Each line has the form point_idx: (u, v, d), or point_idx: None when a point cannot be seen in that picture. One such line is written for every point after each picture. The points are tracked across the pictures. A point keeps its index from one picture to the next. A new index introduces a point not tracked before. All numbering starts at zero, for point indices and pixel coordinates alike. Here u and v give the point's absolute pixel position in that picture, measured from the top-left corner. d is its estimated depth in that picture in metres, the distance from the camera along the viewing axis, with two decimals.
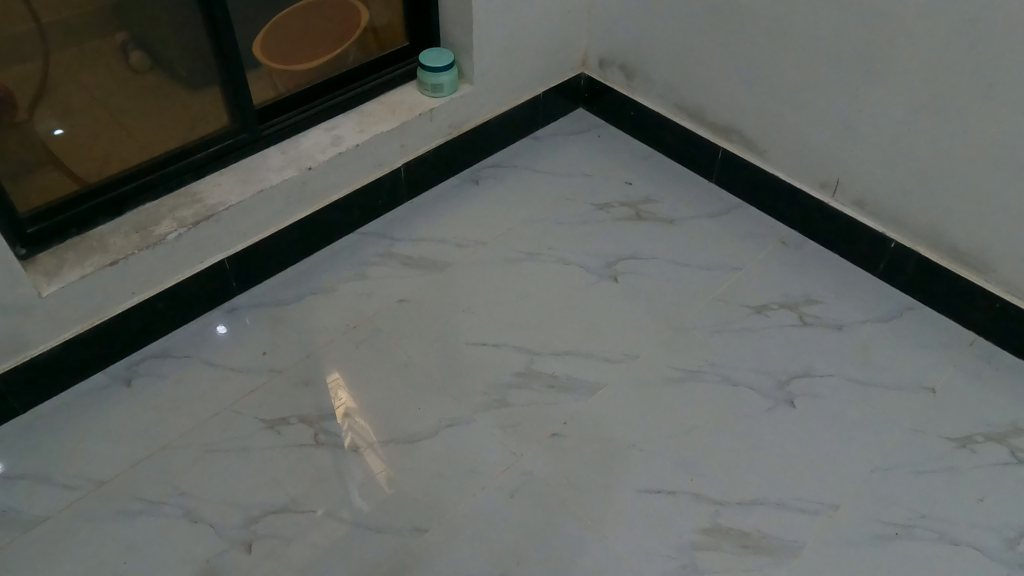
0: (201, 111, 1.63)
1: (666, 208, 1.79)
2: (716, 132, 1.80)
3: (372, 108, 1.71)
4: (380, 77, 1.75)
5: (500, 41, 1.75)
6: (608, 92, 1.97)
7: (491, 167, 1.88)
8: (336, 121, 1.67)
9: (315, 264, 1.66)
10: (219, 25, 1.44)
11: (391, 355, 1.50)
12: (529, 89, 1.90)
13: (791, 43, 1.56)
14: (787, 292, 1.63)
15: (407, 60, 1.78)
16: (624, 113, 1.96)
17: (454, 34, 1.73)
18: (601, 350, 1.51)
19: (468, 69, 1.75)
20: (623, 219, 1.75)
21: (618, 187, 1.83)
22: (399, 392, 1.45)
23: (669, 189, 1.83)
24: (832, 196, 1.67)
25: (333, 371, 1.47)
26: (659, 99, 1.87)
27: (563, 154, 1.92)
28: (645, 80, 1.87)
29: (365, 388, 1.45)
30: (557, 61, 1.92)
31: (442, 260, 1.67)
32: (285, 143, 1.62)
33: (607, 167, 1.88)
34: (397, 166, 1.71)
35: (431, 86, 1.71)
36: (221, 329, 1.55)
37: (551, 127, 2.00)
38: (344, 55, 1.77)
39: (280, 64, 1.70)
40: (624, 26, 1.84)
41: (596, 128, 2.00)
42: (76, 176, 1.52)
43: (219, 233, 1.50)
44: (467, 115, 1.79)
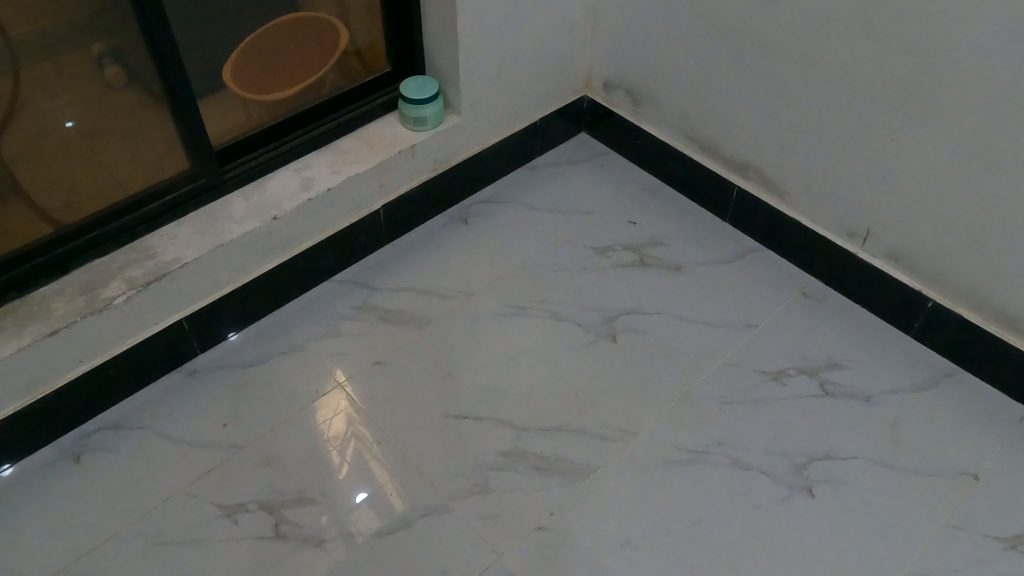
0: (170, 143, 1.41)
1: (673, 252, 1.61)
2: (732, 167, 1.62)
3: (349, 144, 1.54)
4: (360, 106, 1.57)
5: (492, 68, 1.58)
6: (613, 117, 1.78)
7: (482, 202, 1.71)
8: (308, 160, 1.51)
9: (285, 318, 1.51)
10: (165, 61, 1.26)
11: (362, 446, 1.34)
12: (525, 116, 1.72)
13: (820, 75, 1.37)
14: (807, 354, 1.45)
15: (389, 87, 1.60)
16: (631, 141, 1.77)
17: (440, 60, 1.56)
18: (597, 425, 1.35)
19: (456, 99, 1.57)
20: (626, 266, 1.59)
21: (622, 227, 1.66)
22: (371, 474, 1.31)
23: (679, 229, 1.66)
24: (861, 245, 1.48)
25: (332, 393, 1.41)
26: (670, 128, 1.69)
27: (561, 188, 1.74)
28: (654, 108, 1.69)
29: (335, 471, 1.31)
30: (556, 85, 1.73)
31: (424, 314, 1.52)
32: (250, 187, 1.46)
33: (610, 204, 1.71)
34: (376, 208, 1.55)
35: (413, 119, 1.54)
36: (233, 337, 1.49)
37: (550, 155, 1.82)
38: (323, 80, 1.59)
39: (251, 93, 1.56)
40: (631, 47, 1.65)
41: (599, 155, 1.82)
42: (41, 212, 1.37)
43: (174, 293, 1.36)
44: (455, 149, 1.62)
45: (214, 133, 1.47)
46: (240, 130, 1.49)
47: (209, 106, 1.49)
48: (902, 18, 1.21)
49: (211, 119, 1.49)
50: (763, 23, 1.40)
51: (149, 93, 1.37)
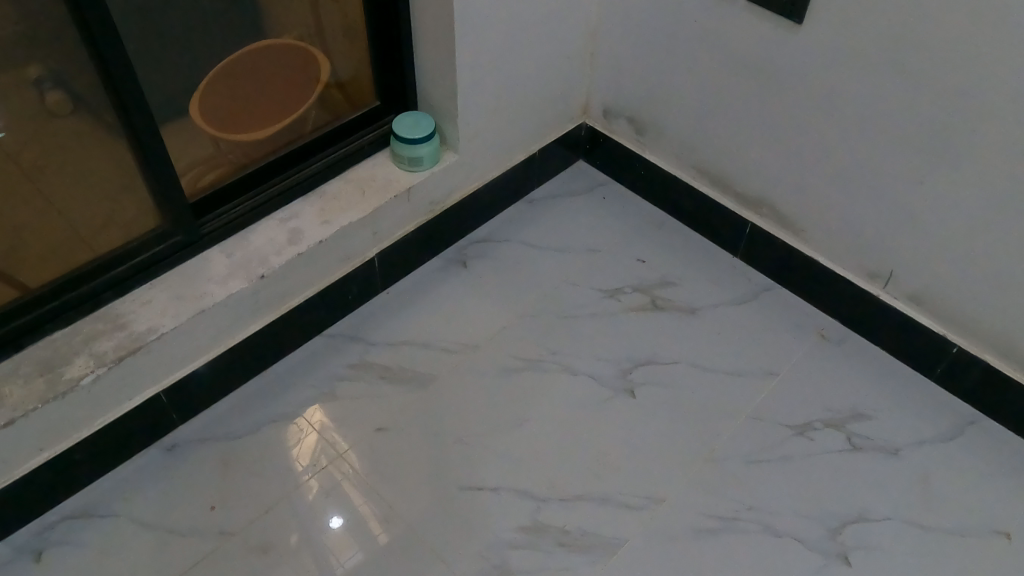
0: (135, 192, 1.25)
1: (686, 294, 1.53)
2: (744, 203, 1.54)
3: (338, 188, 1.41)
4: (346, 144, 1.44)
5: (489, 101, 1.46)
6: (614, 146, 1.68)
7: (480, 242, 1.60)
8: (294, 207, 1.38)
9: (273, 381, 1.38)
10: (131, 110, 1.11)
11: (349, 506, 1.24)
12: (522, 148, 1.61)
13: (845, 114, 1.29)
14: (830, 404, 1.39)
15: (377, 122, 1.48)
16: (633, 171, 1.68)
17: (434, 93, 1.44)
18: (620, 493, 1.27)
19: (453, 134, 1.45)
20: (637, 310, 1.50)
21: (629, 266, 1.57)
22: (354, 525, 1.22)
23: (689, 267, 1.58)
24: (882, 287, 1.42)
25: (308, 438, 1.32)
26: (676, 160, 1.59)
27: (562, 223, 1.64)
28: (659, 138, 1.59)
29: (323, 531, 1.21)
30: (554, 113, 1.62)
31: (426, 372, 1.40)
32: (231, 241, 1.33)
33: (614, 240, 1.62)
34: (369, 257, 1.43)
35: (408, 159, 1.41)
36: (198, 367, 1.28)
37: (547, 186, 1.71)
38: (302, 118, 1.48)
39: (222, 129, 1.41)
40: (634, 75, 1.55)
41: (599, 185, 1.72)
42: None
43: (150, 366, 1.22)
44: (451, 188, 1.50)
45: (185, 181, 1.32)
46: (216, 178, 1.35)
47: (177, 149, 1.33)
48: (937, 61, 1.13)
49: (181, 163, 1.33)
50: (783, 58, 1.31)
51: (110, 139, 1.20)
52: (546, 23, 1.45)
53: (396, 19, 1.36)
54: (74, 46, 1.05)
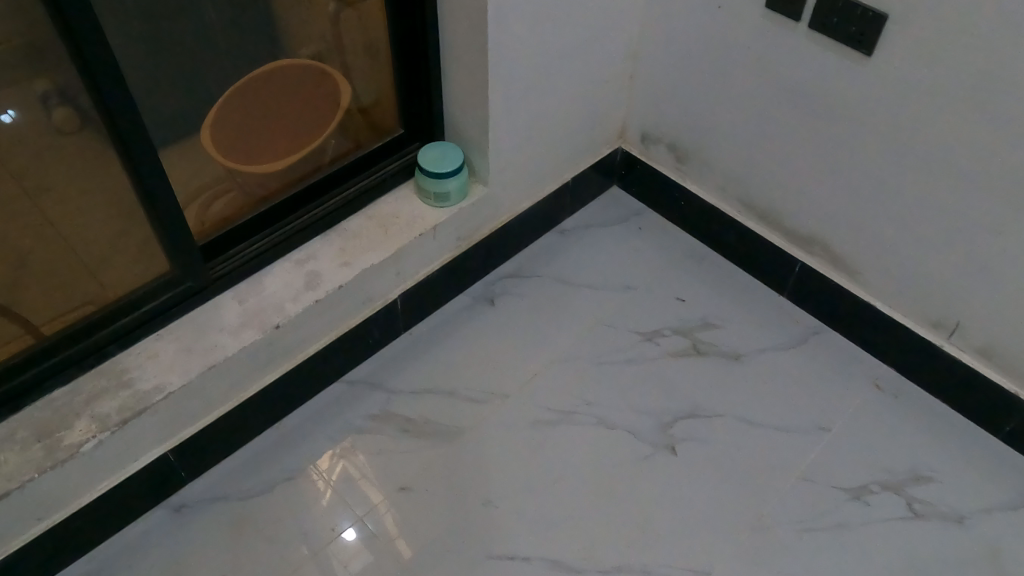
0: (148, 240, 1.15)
1: (729, 338, 1.43)
2: (793, 240, 1.43)
3: (360, 226, 1.31)
4: (367, 177, 1.34)
5: (521, 130, 1.35)
6: (652, 173, 1.58)
7: (509, 277, 1.50)
8: (312, 246, 1.28)
9: (289, 433, 1.29)
10: (134, 154, 1.01)
11: None
12: (555, 177, 1.50)
13: (913, 154, 1.17)
14: (889, 464, 1.28)
15: (399, 152, 1.38)
16: (672, 200, 1.57)
17: (463, 122, 1.33)
18: (662, 564, 1.17)
19: (484, 167, 1.35)
20: (677, 355, 1.40)
21: (668, 305, 1.47)
22: None
23: (732, 308, 1.48)
24: (947, 337, 1.31)
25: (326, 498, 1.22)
26: (718, 192, 1.49)
27: (596, 257, 1.54)
28: (702, 167, 1.49)
29: None
30: (589, 140, 1.52)
31: (452, 424, 1.30)
32: (245, 285, 1.23)
33: (652, 277, 1.52)
34: (392, 298, 1.33)
35: (434, 194, 1.31)
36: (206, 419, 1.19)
37: (579, 215, 1.61)
38: (322, 147, 1.39)
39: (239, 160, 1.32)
40: (676, 100, 1.44)
41: (634, 213, 1.62)
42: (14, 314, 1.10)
43: (156, 425, 1.12)
44: (480, 222, 1.40)
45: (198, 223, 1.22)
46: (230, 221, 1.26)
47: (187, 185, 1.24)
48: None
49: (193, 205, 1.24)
50: (845, 93, 1.19)
51: (112, 182, 1.09)
52: (584, 47, 1.35)
53: (423, 44, 1.26)
54: (71, 83, 0.95)
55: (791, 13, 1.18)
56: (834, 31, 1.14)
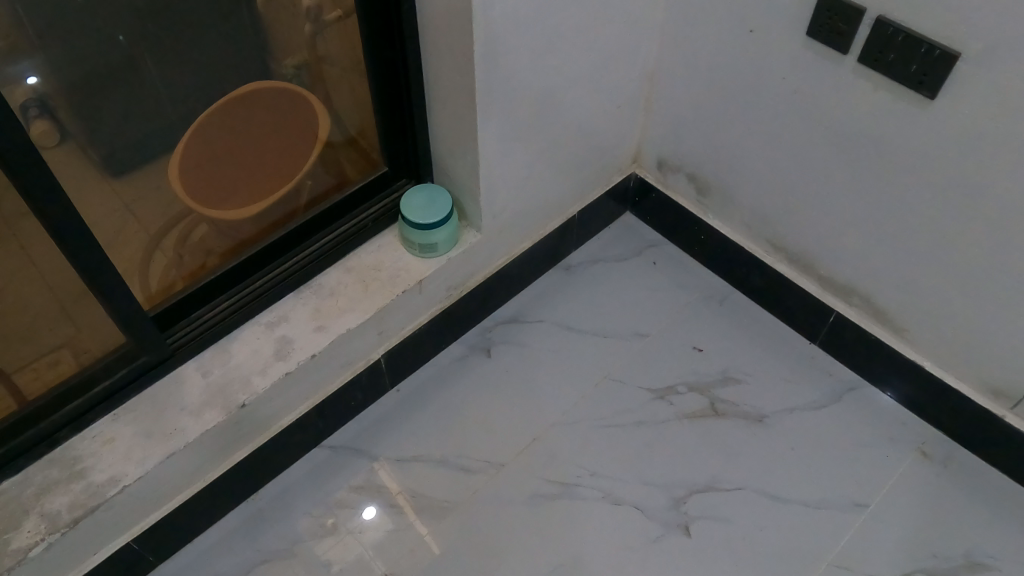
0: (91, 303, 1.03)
1: (752, 396, 1.29)
2: (828, 287, 1.28)
3: (337, 281, 1.18)
4: (344, 224, 1.20)
5: (522, 170, 1.20)
6: (671, 203, 1.43)
7: (509, 323, 1.36)
8: (284, 305, 1.16)
9: (265, 508, 1.18)
10: (61, 229, 0.87)
11: None
12: (562, 211, 1.36)
13: (978, 206, 1.01)
14: (935, 550, 1.13)
15: (381, 193, 1.23)
16: (693, 233, 1.42)
17: (452, 163, 1.17)
18: None
19: (475, 212, 1.19)
20: (695, 416, 1.26)
21: (684, 356, 1.33)
22: None
23: (755, 359, 1.33)
24: (1009, 408, 1.15)
25: None
26: (745, 229, 1.34)
27: (605, 297, 1.40)
28: (727, 202, 1.33)
29: None
30: (601, 169, 1.37)
31: (443, 498, 1.18)
32: (208, 354, 1.11)
33: (667, 322, 1.37)
34: (374, 358, 1.21)
35: (420, 245, 1.17)
36: (171, 504, 1.09)
37: (588, 248, 1.47)
38: (301, 188, 1.24)
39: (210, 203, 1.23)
40: (700, 127, 1.28)
41: (649, 245, 1.47)
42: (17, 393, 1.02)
43: (114, 517, 1.02)
44: (473, 270, 1.26)
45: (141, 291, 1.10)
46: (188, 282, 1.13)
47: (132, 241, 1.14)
48: None
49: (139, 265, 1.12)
50: (897, 134, 1.04)
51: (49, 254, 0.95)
52: (595, 76, 1.19)
53: (404, 79, 1.10)
54: None
55: (839, 44, 1.02)
56: (892, 68, 0.99)
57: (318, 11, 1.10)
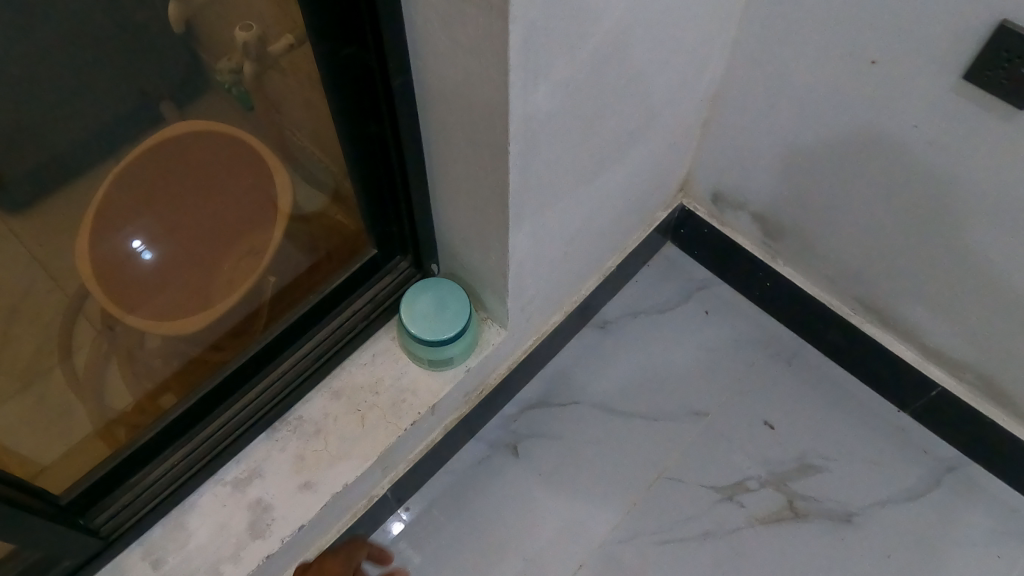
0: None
1: (837, 487, 1.06)
2: (932, 358, 1.02)
3: (324, 412, 0.91)
4: (328, 333, 0.92)
5: (555, 251, 0.90)
6: (726, 241, 1.15)
7: (536, 408, 1.11)
8: (256, 451, 0.89)
9: None
10: None
11: None
12: (596, 268, 1.07)
13: None
14: None
15: (367, 284, 0.94)
16: (754, 278, 1.15)
17: (467, 254, 0.88)
18: None
19: (499, 310, 0.92)
20: (770, 519, 1.04)
21: (752, 437, 1.09)
22: None
23: (837, 437, 1.10)
24: None
25: None
26: (826, 282, 1.07)
27: (649, 364, 1.14)
28: (805, 252, 1.06)
29: None
30: (643, 212, 1.07)
31: None
32: (159, 531, 0.84)
33: (728, 393, 1.12)
34: (379, 493, 0.97)
35: (430, 361, 0.90)
36: None
37: (625, 296, 1.19)
38: (265, 280, 0.92)
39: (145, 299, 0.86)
40: (778, 164, 0.98)
41: (698, 288, 1.20)
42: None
43: None
44: (494, 367, 0.99)
45: (60, 449, 0.77)
46: (141, 431, 0.83)
47: (47, 320, 0.77)
48: None
49: (59, 376, 0.79)
50: None
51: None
52: (649, 120, 0.87)
53: (396, 157, 0.78)
54: None
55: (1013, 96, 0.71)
56: None
57: (258, 44, 0.72)
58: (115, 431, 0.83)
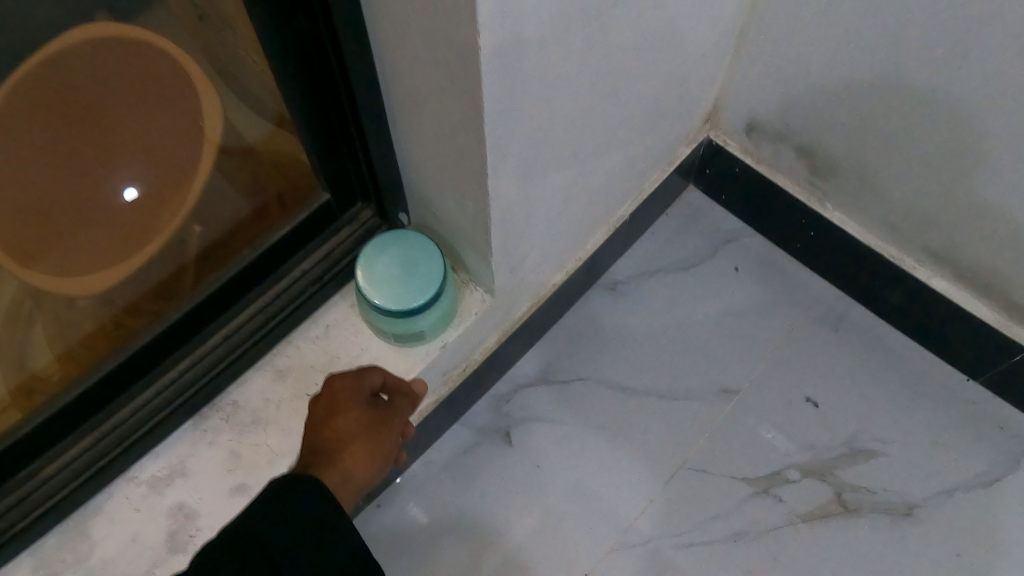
0: None
1: (896, 475, 0.88)
2: (1020, 318, 0.82)
3: (264, 396, 0.73)
4: (269, 299, 0.74)
5: (553, 194, 0.70)
6: (762, 181, 0.95)
7: (533, 386, 0.93)
8: (180, 446, 0.71)
9: None
10: None
11: None
12: (606, 218, 0.88)
13: None
14: None
15: (319, 237, 0.75)
16: (796, 226, 0.95)
17: (439, 199, 0.68)
18: None
19: (482, 271, 0.72)
20: (814, 515, 0.87)
21: (793, 418, 0.91)
22: None
23: (895, 415, 0.91)
24: None
25: None
26: (887, 228, 0.87)
27: (668, 332, 0.95)
28: (860, 193, 0.86)
29: None
30: (662, 147, 0.87)
31: None
32: (55, 543, 0.67)
33: (762, 365, 0.93)
34: None
35: (397, 335, 0.71)
36: None
37: (640, 249, 1.00)
38: (189, 230, 0.69)
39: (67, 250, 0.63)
40: (835, 83, 0.77)
41: (728, 238, 1.01)
42: None
43: None
44: (482, 339, 0.81)
45: None
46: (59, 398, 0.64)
47: None
48: None
49: None
50: None
51: None
52: (675, 19, 0.66)
53: (338, 69, 0.59)
54: None
55: None
56: None
57: None
58: (32, 395, 0.64)
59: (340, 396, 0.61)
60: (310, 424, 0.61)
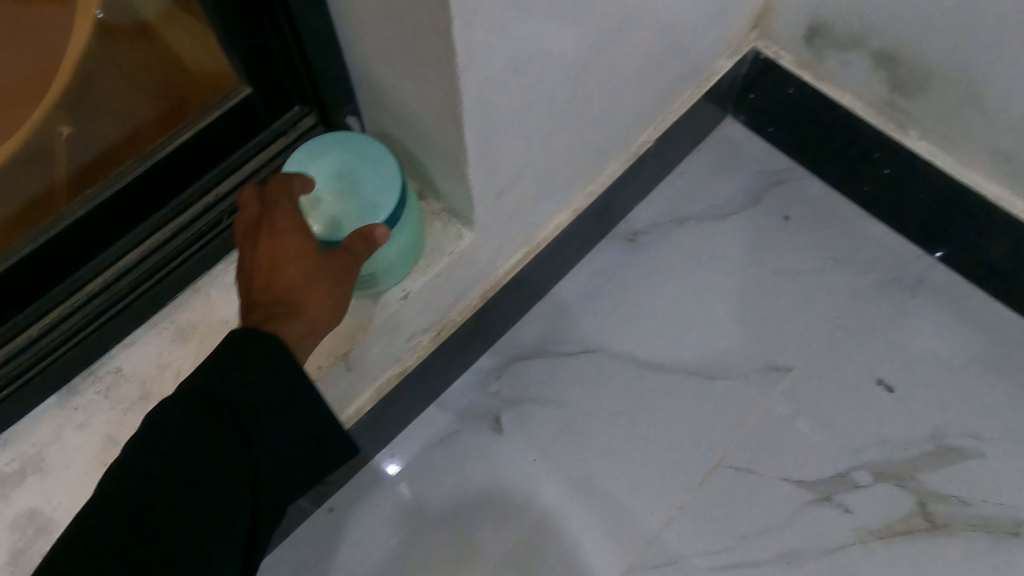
0: None
1: (999, 482, 0.67)
2: None
3: (158, 363, 0.53)
4: (159, 237, 0.53)
5: (534, 85, 0.46)
6: (824, 100, 0.70)
7: (529, 360, 0.73)
8: (36, 431, 0.52)
9: None
10: None
11: None
12: (622, 143, 0.66)
13: None
14: None
15: (235, 154, 0.53)
16: (867, 162, 0.71)
17: (391, 89, 0.48)
18: None
19: (455, 196, 0.53)
20: (889, 530, 0.66)
21: (860, 407, 0.70)
22: None
23: (1000, 404, 0.69)
24: None
25: None
26: (995, 165, 0.62)
27: (701, 296, 0.75)
28: (960, 115, 0.61)
29: None
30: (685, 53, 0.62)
31: None
32: None
33: (819, 340, 0.72)
34: None
35: None
36: None
37: (667, 189, 0.79)
38: (55, 133, 0.50)
39: None
40: None
41: (781, 175, 0.78)
42: None
43: None
44: (464, 289, 0.62)
45: None
46: None
47: None
48: None
49: None
50: None
51: None
52: None
53: None
54: None
55: None
56: None
57: None
58: None
59: (274, 250, 0.44)
60: (242, 279, 0.45)
